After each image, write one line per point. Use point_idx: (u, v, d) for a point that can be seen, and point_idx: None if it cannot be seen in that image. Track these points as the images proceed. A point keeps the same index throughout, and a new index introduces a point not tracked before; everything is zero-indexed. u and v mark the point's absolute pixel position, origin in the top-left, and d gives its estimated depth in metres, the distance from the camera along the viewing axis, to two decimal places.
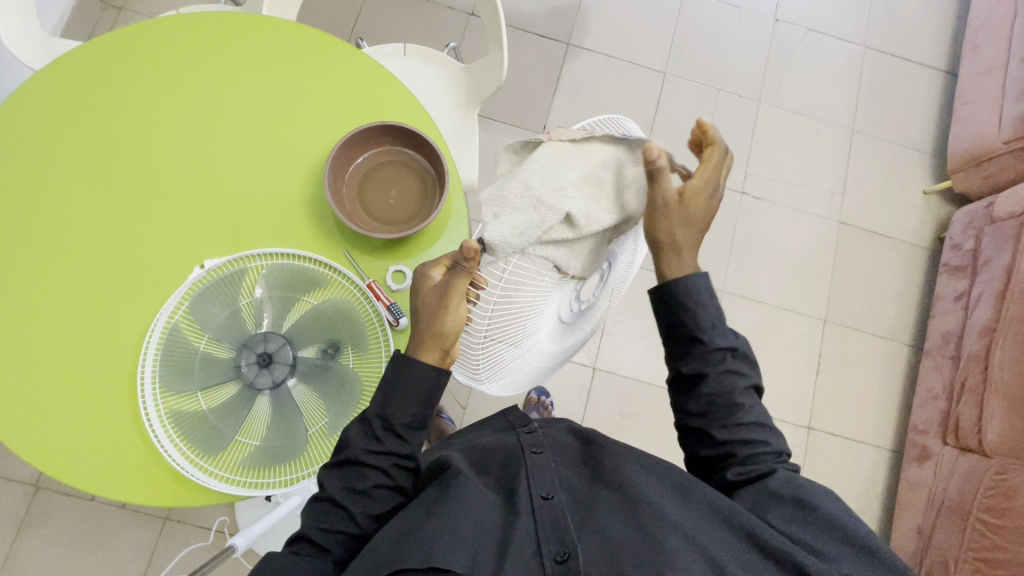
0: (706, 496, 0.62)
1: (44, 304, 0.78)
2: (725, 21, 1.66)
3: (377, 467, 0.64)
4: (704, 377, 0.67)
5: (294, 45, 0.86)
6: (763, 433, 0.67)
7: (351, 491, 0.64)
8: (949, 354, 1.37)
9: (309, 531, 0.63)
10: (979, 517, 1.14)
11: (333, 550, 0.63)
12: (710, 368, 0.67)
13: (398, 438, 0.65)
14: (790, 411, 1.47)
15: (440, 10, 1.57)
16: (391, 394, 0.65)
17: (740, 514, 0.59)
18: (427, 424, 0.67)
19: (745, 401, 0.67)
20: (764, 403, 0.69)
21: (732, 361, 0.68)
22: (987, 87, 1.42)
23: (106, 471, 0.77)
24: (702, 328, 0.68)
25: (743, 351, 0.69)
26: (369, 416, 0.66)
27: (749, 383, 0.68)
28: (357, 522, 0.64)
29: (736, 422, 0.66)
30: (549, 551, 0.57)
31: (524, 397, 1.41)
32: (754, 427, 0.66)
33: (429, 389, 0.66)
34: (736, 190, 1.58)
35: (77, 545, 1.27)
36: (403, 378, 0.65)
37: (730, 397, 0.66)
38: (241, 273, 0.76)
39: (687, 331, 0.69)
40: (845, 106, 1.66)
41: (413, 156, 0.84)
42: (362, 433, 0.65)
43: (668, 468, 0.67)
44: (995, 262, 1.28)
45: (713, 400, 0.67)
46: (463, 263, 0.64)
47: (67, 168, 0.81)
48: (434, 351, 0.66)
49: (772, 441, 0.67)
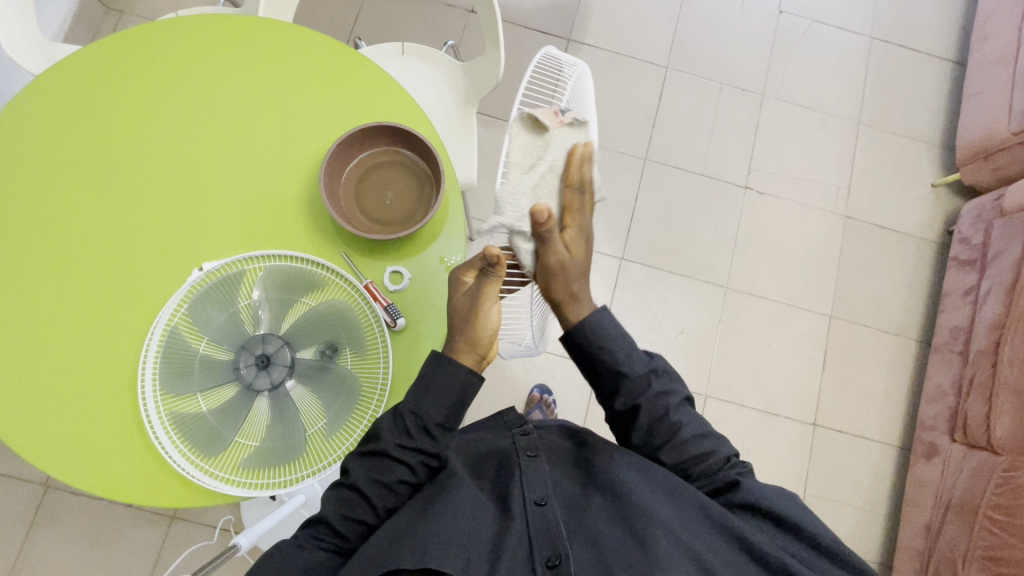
0: (698, 501, 0.61)
1: (42, 305, 0.79)
2: (728, 14, 1.64)
3: (405, 463, 0.64)
4: (637, 408, 0.66)
5: (283, 43, 0.86)
6: (709, 442, 0.66)
7: (377, 483, 0.64)
8: (957, 349, 1.35)
9: (330, 516, 0.63)
10: (987, 516, 1.13)
11: (349, 538, 0.63)
12: (641, 398, 0.66)
13: (429, 436, 0.65)
14: (796, 408, 1.46)
15: (439, 8, 1.56)
16: (427, 391, 0.65)
17: (728, 517, 0.59)
18: (455, 424, 0.67)
19: (682, 418, 0.66)
20: (700, 412, 0.68)
21: (656, 384, 0.67)
22: (997, 77, 1.39)
23: (108, 470, 0.77)
24: (620, 362, 0.66)
25: (663, 369, 0.69)
26: (403, 411, 0.65)
27: (680, 398, 0.68)
28: (375, 513, 0.64)
29: (681, 441, 0.66)
30: (540, 557, 0.57)
31: (527, 396, 1.41)
32: (699, 439, 0.66)
33: (461, 390, 0.65)
34: (741, 185, 1.56)
35: (85, 544, 1.29)
36: (443, 377, 0.65)
37: (669, 421, 0.66)
38: (240, 275, 0.76)
39: (606, 367, 0.67)
40: (852, 98, 1.63)
41: (410, 156, 0.83)
42: (393, 426, 0.65)
43: (653, 469, 0.65)
44: (1005, 256, 1.26)
45: (653, 427, 0.66)
46: (490, 269, 0.64)
47: (64, 175, 0.82)
48: (470, 354, 0.67)
49: (718, 446, 0.67)
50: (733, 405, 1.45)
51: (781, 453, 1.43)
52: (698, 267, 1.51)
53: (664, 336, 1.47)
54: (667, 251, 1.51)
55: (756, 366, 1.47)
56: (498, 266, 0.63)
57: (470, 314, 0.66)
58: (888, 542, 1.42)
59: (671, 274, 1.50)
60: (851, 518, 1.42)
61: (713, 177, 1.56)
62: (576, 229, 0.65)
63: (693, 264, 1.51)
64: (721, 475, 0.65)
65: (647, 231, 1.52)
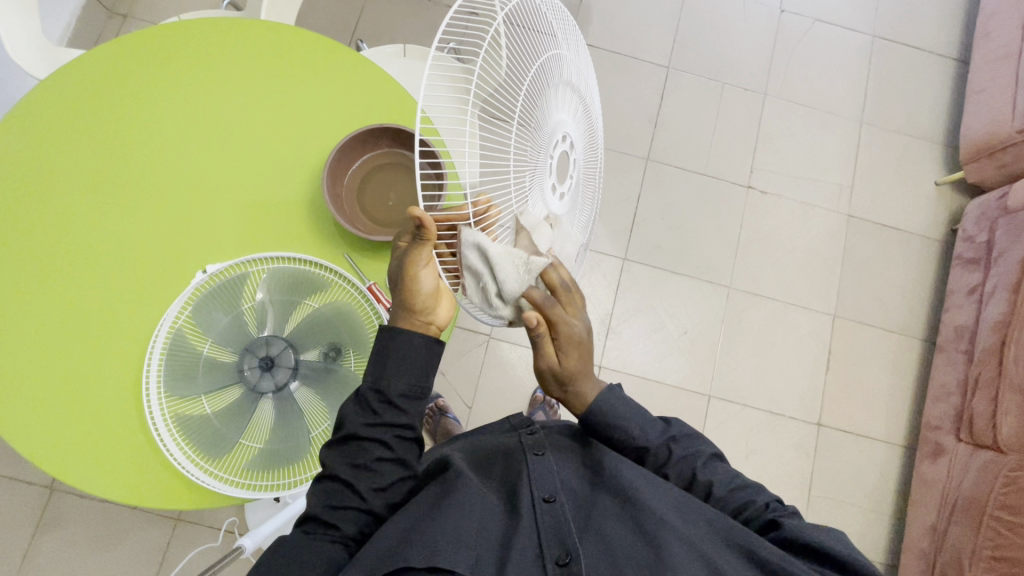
0: (705, 517, 0.60)
1: (45, 310, 0.79)
2: (729, 13, 1.64)
3: (378, 440, 0.63)
4: (666, 475, 0.68)
5: (284, 45, 0.86)
6: (744, 491, 0.65)
7: (355, 466, 0.63)
8: (962, 349, 1.34)
9: (317, 509, 0.62)
10: (994, 516, 1.12)
11: (342, 527, 0.62)
12: (663, 465, 0.68)
13: (396, 409, 0.64)
14: (800, 408, 1.46)
15: (440, 9, 1.57)
16: (383, 363, 0.64)
17: (737, 531, 0.58)
18: (425, 395, 0.66)
19: (710, 474, 0.66)
20: (731, 466, 0.69)
21: (677, 452, 0.68)
22: (1000, 74, 1.39)
23: (114, 474, 0.78)
24: (636, 437, 0.68)
25: (682, 435, 0.70)
26: (364, 390, 0.64)
27: (706, 457, 0.68)
28: (364, 498, 0.63)
29: (716, 502, 0.65)
30: (551, 555, 0.57)
31: (530, 397, 1.40)
32: (733, 493, 0.65)
33: (423, 360, 0.65)
34: (743, 184, 1.56)
35: (91, 545, 1.30)
36: (394, 349, 0.64)
37: (701, 484, 0.66)
38: (243, 276, 0.75)
39: (624, 444, 0.68)
40: (854, 97, 1.63)
41: (412, 156, 0.83)
42: (358, 408, 0.64)
43: (662, 483, 0.65)
44: (1009, 255, 1.26)
45: (686, 491, 0.67)
46: (421, 239, 0.59)
47: (68, 181, 0.82)
48: (416, 320, 0.64)
49: (757, 497, 0.65)
50: (736, 405, 1.44)
51: (785, 453, 1.43)
52: (700, 267, 1.51)
53: (666, 337, 1.47)
54: (667, 250, 1.51)
55: (760, 365, 1.47)
56: (427, 234, 0.58)
57: (403, 282, 0.61)
58: (894, 543, 1.41)
59: (673, 274, 1.50)
60: (856, 519, 1.42)
61: (714, 176, 1.56)
62: (565, 335, 0.60)
63: (695, 264, 1.51)
64: (760, 518, 0.63)
65: (649, 231, 1.51)
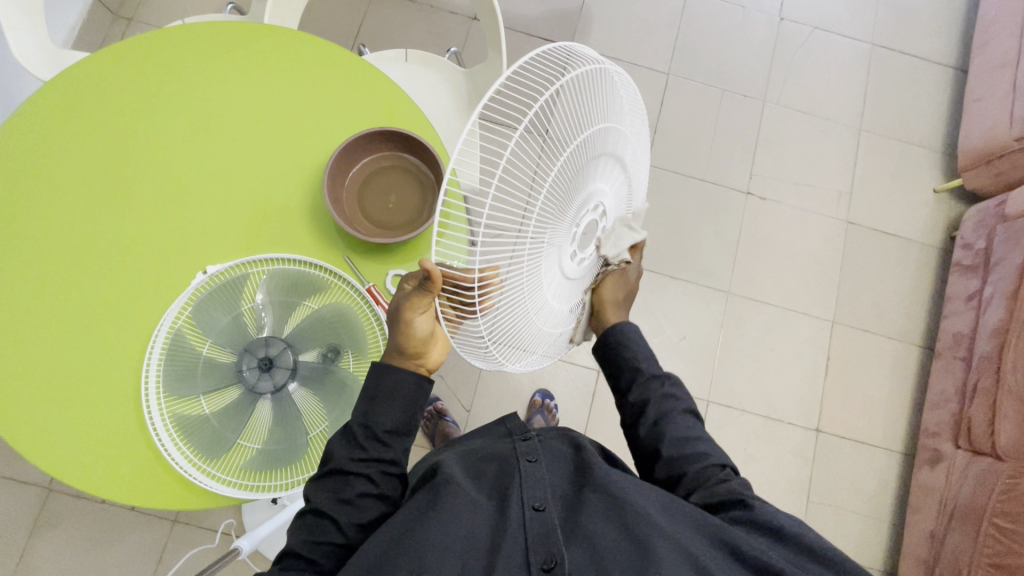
0: (691, 515, 0.62)
1: (45, 309, 0.80)
2: (729, 20, 1.65)
3: (363, 475, 0.64)
4: (647, 402, 0.76)
5: (287, 51, 0.87)
6: (705, 449, 0.72)
7: (336, 500, 0.63)
8: (960, 356, 1.35)
9: (296, 545, 0.61)
10: (992, 523, 1.12)
11: (319, 561, 0.61)
12: (650, 393, 0.77)
13: (381, 444, 0.65)
14: (799, 414, 1.46)
15: (442, 15, 1.58)
16: (375, 400, 0.66)
17: (722, 530, 0.60)
18: (409, 431, 0.68)
19: (681, 419, 0.75)
20: (700, 424, 0.75)
21: (668, 387, 0.78)
22: (998, 83, 1.40)
23: (112, 473, 0.78)
24: (639, 361, 0.79)
25: (677, 380, 0.79)
26: (353, 425, 0.65)
27: (684, 407, 0.76)
28: (343, 530, 0.62)
29: (683, 438, 0.72)
30: (537, 560, 0.57)
31: (528, 402, 1.41)
32: (699, 443, 0.72)
33: (413, 396, 0.67)
34: (742, 190, 1.56)
35: (88, 545, 1.30)
36: (382, 386, 0.66)
37: (671, 416, 0.75)
38: (242, 279, 0.76)
39: (627, 363, 0.80)
40: (854, 105, 1.64)
41: (411, 160, 0.84)
42: (344, 443, 0.65)
43: (653, 490, 0.65)
44: (1007, 262, 1.26)
45: (658, 421, 0.74)
46: (426, 291, 0.59)
47: (70, 183, 0.83)
48: (409, 361, 0.67)
49: (717, 456, 0.71)
50: (735, 410, 1.44)
51: (783, 460, 1.42)
52: (700, 273, 1.51)
53: (665, 341, 1.47)
54: (668, 254, 1.51)
55: (758, 371, 1.47)
56: (434, 288, 0.58)
57: (399, 326, 0.64)
58: (892, 550, 1.41)
59: (672, 280, 1.50)
60: (854, 526, 1.41)
61: (714, 182, 1.56)
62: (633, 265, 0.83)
63: (694, 269, 1.51)
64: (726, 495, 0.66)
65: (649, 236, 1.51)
